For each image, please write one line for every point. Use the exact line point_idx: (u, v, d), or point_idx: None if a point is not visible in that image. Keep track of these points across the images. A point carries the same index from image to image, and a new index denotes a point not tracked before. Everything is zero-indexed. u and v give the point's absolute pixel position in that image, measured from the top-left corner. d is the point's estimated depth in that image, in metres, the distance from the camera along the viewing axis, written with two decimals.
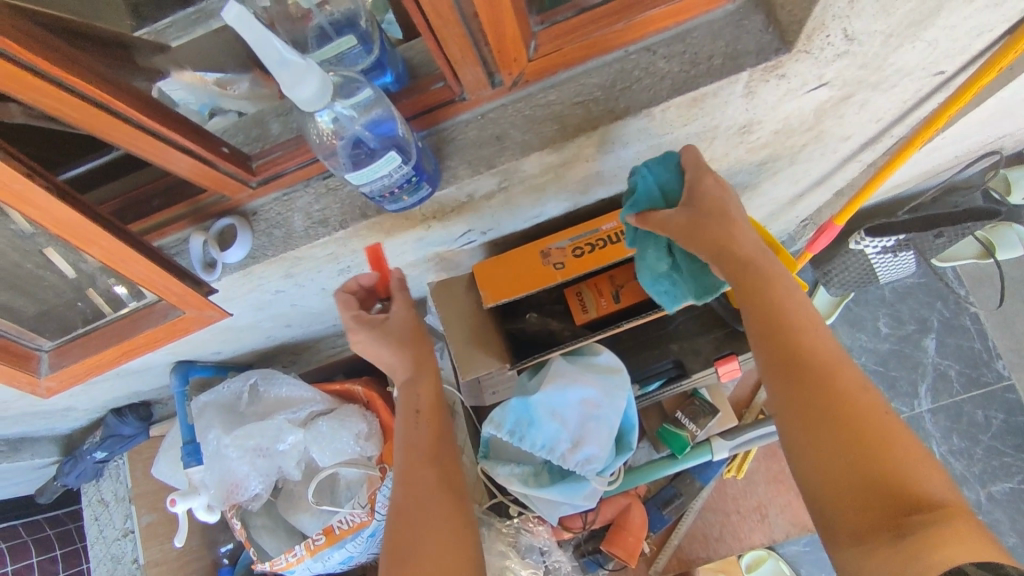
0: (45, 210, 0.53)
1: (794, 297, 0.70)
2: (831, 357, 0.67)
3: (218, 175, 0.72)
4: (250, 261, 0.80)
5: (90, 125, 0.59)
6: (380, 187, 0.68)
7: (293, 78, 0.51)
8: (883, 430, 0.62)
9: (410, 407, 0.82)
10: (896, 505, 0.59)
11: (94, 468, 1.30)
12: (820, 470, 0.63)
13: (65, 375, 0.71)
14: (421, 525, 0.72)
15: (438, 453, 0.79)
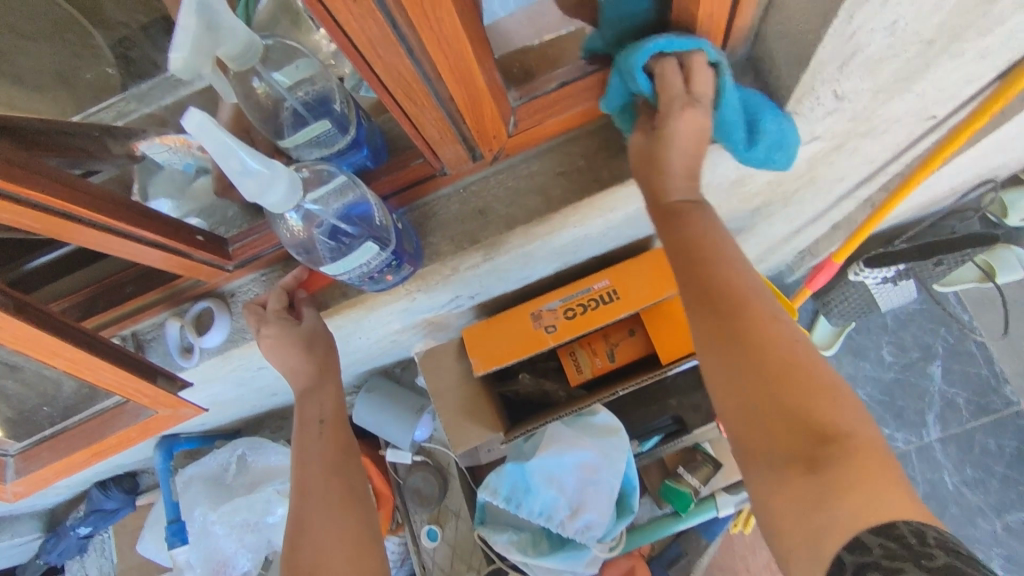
0: (1, 329, 0.50)
1: (734, 256, 0.60)
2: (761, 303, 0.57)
3: (192, 265, 0.70)
4: (228, 345, 0.77)
5: (51, 231, 0.56)
6: (359, 274, 0.65)
7: (259, 186, 0.49)
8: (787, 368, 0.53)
9: (312, 419, 0.71)
10: (804, 427, 0.51)
11: (77, 544, 1.25)
12: (729, 415, 0.55)
13: (33, 481, 0.68)
14: (331, 549, 0.63)
15: (349, 473, 0.69)
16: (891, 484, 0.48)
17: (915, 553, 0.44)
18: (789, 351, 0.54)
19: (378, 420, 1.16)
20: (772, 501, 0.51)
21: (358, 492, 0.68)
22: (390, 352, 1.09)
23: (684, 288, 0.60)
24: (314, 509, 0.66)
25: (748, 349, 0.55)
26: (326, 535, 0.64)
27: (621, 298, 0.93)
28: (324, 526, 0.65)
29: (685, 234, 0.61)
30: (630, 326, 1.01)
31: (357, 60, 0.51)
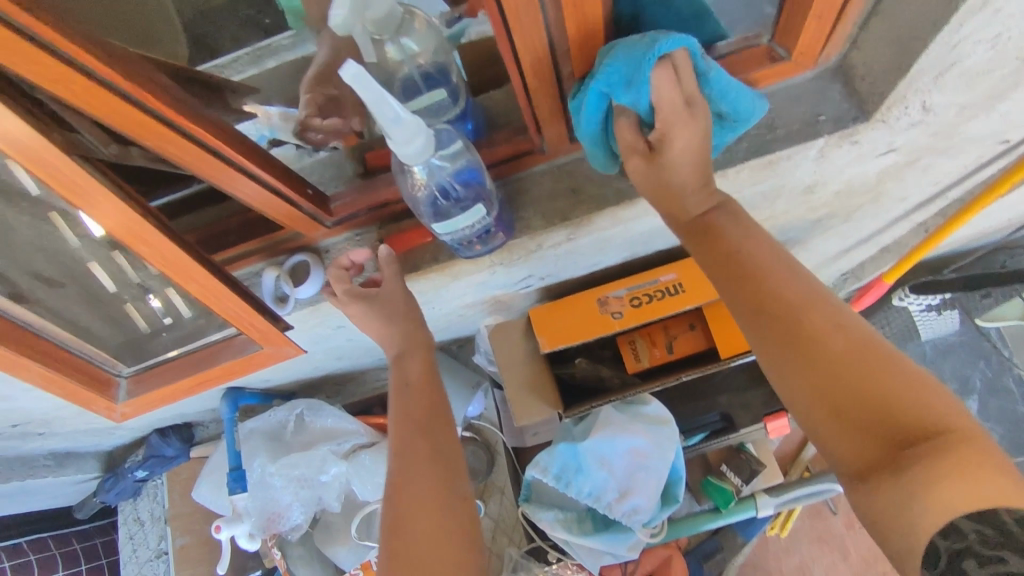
0: (154, 247, 0.56)
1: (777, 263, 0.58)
2: (796, 286, 0.56)
3: (301, 216, 0.74)
4: (320, 298, 0.82)
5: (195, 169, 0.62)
6: (461, 237, 0.70)
7: (404, 135, 0.54)
8: (847, 356, 0.52)
9: (399, 379, 0.74)
10: (892, 423, 0.49)
11: (133, 487, 1.31)
12: (805, 410, 0.53)
13: (141, 402, 0.73)
14: (423, 503, 0.64)
15: (435, 431, 0.70)
16: (999, 481, 0.45)
17: (1015, 541, 0.43)
18: (846, 349, 0.52)
19: None
20: (866, 503, 0.49)
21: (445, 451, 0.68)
22: (452, 327, 1.13)
23: (731, 295, 0.59)
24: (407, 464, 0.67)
25: (804, 352, 0.53)
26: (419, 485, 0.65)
27: (687, 291, 0.96)
28: (415, 482, 0.65)
29: (716, 228, 0.61)
30: (689, 321, 1.04)
31: (500, 34, 0.56)
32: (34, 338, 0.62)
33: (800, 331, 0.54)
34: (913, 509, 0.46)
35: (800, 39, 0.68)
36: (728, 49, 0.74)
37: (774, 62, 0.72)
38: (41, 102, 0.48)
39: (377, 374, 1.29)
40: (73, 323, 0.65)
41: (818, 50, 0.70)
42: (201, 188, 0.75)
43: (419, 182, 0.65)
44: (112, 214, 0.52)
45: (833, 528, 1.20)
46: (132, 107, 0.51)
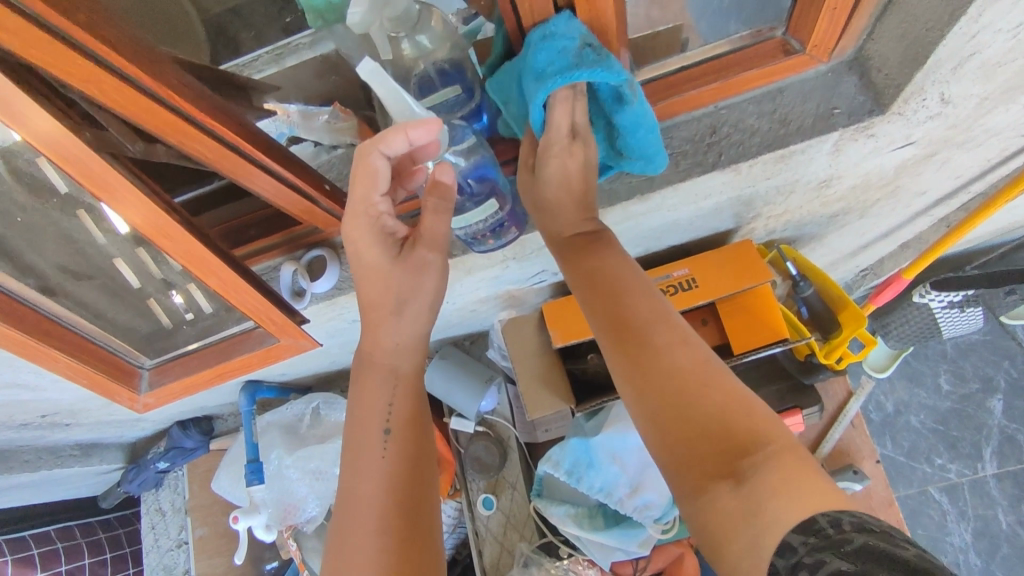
0: (178, 241, 0.58)
1: (634, 287, 0.68)
2: (651, 306, 0.66)
3: (317, 210, 0.75)
4: (335, 292, 0.83)
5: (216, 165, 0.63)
6: (473, 232, 0.71)
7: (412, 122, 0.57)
8: (694, 379, 0.60)
9: (379, 413, 0.66)
10: (726, 439, 0.57)
11: (155, 478, 1.34)
12: (661, 434, 0.60)
13: (163, 393, 0.75)
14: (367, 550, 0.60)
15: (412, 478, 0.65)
16: (812, 478, 0.52)
17: (834, 541, 0.47)
18: (702, 371, 0.61)
19: (448, 387, 1.18)
20: (704, 514, 0.55)
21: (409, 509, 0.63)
22: (465, 322, 1.13)
23: (603, 328, 0.67)
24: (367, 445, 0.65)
25: (659, 376, 0.62)
26: (368, 559, 0.60)
27: (700, 286, 0.96)
28: (361, 525, 0.62)
29: (599, 268, 0.70)
30: (703, 316, 1.04)
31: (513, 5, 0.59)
32: (59, 329, 0.64)
33: (656, 358, 0.63)
34: (754, 518, 0.52)
35: (815, 31, 0.68)
36: (741, 44, 0.74)
37: (789, 55, 0.72)
38: (71, 100, 0.50)
39: None
40: (97, 314, 0.67)
41: (833, 43, 0.70)
42: (220, 186, 0.77)
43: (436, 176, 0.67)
44: (136, 208, 0.54)
45: None
46: (155, 104, 0.52)
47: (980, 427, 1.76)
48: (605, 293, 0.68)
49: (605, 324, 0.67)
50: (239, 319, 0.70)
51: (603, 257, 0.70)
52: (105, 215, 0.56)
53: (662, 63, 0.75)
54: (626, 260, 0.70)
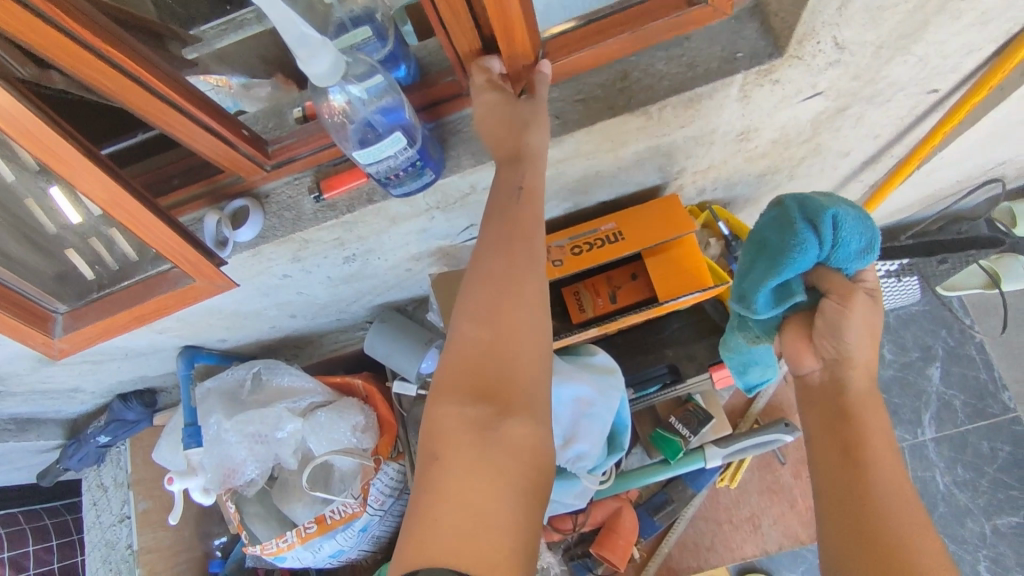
0: (74, 168, 0.57)
1: (873, 410, 0.75)
2: (886, 461, 0.72)
3: (236, 156, 0.76)
4: (259, 241, 0.83)
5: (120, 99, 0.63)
6: (386, 170, 0.71)
7: (309, 53, 0.56)
8: (906, 548, 0.66)
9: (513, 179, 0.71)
10: None
11: (96, 453, 1.32)
12: None
13: (77, 338, 0.74)
14: (491, 292, 0.69)
15: (526, 238, 0.70)
16: None
17: None
18: (915, 549, 0.66)
19: (389, 349, 1.19)
20: None
21: (524, 271, 0.69)
22: (404, 283, 1.15)
23: (824, 455, 0.74)
24: (493, 239, 0.70)
25: (865, 533, 0.68)
26: (484, 302, 0.69)
27: (626, 238, 1.00)
28: (488, 275, 0.69)
29: (857, 413, 0.74)
30: (632, 271, 1.07)
31: None
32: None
33: (866, 514, 0.69)
34: None
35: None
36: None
37: (694, 5, 0.75)
38: None
39: (336, 337, 1.31)
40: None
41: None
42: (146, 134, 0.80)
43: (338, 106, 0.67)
44: (30, 135, 0.54)
45: (780, 477, 1.21)
46: (44, 26, 0.52)
47: (920, 394, 1.83)
48: (841, 434, 0.74)
49: (830, 463, 0.74)
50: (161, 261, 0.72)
51: (866, 407, 0.74)
52: (55, 203, 0.66)
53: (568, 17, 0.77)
54: (880, 415, 0.74)
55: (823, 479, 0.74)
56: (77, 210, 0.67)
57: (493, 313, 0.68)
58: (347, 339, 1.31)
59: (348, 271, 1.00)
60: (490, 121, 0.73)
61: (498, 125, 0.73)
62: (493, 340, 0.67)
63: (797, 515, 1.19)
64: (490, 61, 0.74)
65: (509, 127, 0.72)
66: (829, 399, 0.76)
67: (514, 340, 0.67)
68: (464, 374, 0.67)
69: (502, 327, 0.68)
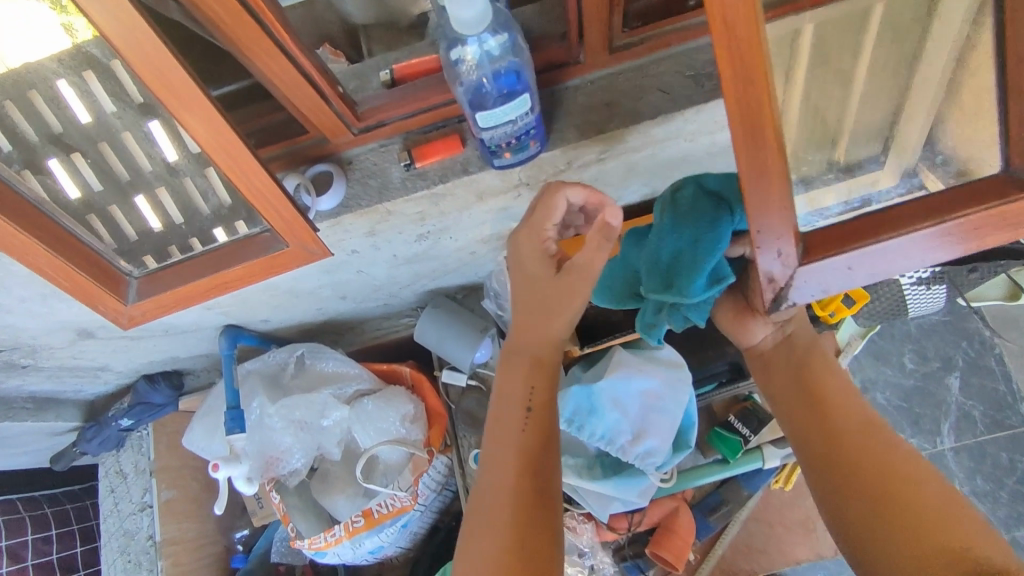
0: (166, 74, 0.49)
1: (823, 361, 0.76)
2: (839, 389, 0.73)
3: (329, 114, 0.70)
4: (341, 211, 0.78)
5: (208, 14, 0.55)
6: (500, 135, 0.67)
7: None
8: (899, 468, 0.65)
9: (519, 400, 0.72)
10: (924, 525, 0.60)
11: (117, 437, 1.24)
12: (843, 520, 0.65)
13: (152, 305, 0.68)
14: (501, 513, 0.66)
15: (535, 466, 0.69)
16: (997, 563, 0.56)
17: None
18: (894, 459, 0.66)
19: (441, 335, 1.14)
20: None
21: (537, 496, 0.67)
22: (462, 267, 1.09)
23: (788, 414, 0.74)
24: (494, 461, 0.70)
25: (840, 460, 0.67)
26: (500, 513, 0.66)
27: None
28: (495, 489, 0.68)
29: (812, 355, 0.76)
30: None
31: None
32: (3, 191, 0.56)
33: (838, 441, 0.68)
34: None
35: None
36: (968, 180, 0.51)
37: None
38: None
39: (378, 322, 1.25)
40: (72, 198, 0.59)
41: None
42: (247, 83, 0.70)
43: (469, 61, 0.63)
44: (155, 67, 0.48)
45: None
46: None
47: (940, 404, 1.51)
48: (797, 372, 0.75)
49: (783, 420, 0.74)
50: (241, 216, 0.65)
51: (818, 352, 0.76)
52: (65, 100, 0.53)
53: (826, 183, 0.54)
54: (822, 353, 0.76)
55: (789, 422, 0.74)
56: (77, 185, 0.58)
57: (496, 539, 0.65)
58: (390, 327, 1.26)
59: (416, 250, 0.95)
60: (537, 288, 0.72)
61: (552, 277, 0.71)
62: (505, 570, 0.63)
63: None
64: (563, 191, 0.68)
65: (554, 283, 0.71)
66: (777, 346, 0.77)
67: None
68: None
69: (506, 546, 0.64)
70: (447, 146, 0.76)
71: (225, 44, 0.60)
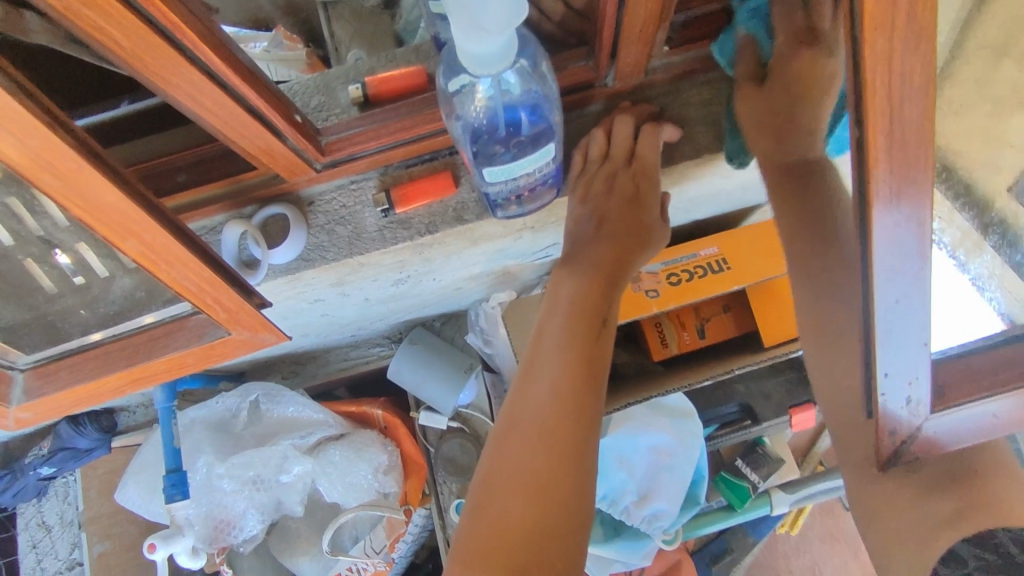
0: (24, 141, 0.32)
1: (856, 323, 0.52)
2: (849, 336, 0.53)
3: (283, 152, 0.54)
4: (300, 265, 0.61)
5: (107, 43, 0.38)
6: (510, 190, 0.53)
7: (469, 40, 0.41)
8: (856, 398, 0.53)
9: (595, 309, 0.57)
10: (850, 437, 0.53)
11: (36, 486, 1.06)
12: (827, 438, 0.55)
13: (46, 405, 0.51)
14: (543, 419, 0.51)
15: (596, 389, 0.53)
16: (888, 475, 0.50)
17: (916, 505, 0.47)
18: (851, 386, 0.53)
19: (418, 376, 0.99)
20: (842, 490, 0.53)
21: (587, 412, 0.52)
22: (444, 300, 0.95)
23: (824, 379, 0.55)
24: (547, 369, 0.53)
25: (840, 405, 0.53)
26: (533, 410, 0.51)
27: (732, 268, 0.82)
28: (534, 386, 0.53)
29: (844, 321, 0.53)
30: (724, 302, 0.90)
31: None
32: None
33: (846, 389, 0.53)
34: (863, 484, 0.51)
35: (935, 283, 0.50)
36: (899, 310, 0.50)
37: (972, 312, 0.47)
38: None
39: (344, 351, 1.10)
40: None
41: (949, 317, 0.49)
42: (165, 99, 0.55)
43: (480, 101, 0.49)
44: (14, 138, 0.32)
45: (846, 525, 1.10)
46: None
47: None
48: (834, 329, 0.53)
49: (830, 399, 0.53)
50: (76, 239, 0.42)
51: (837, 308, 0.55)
52: None
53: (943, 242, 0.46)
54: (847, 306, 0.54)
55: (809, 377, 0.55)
56: None
57: (530, 446, 0.50)
58: (358, 357, 1.11)
59: (391, 293, 0.79)
60: (614, 197, 0.61)
61: (628, 203, 0.60)
62: (537, 488, 0.48)
63: (864, 569, 1.08)
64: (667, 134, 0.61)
65: (639, 202, 0.61)
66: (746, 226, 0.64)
67: (564, 503, 0.48)
68: (492, 541, 0.46)
69: (541, 458, 0.49)
70: (437, 189, 0.61)
71: (128, 71, 0.42)
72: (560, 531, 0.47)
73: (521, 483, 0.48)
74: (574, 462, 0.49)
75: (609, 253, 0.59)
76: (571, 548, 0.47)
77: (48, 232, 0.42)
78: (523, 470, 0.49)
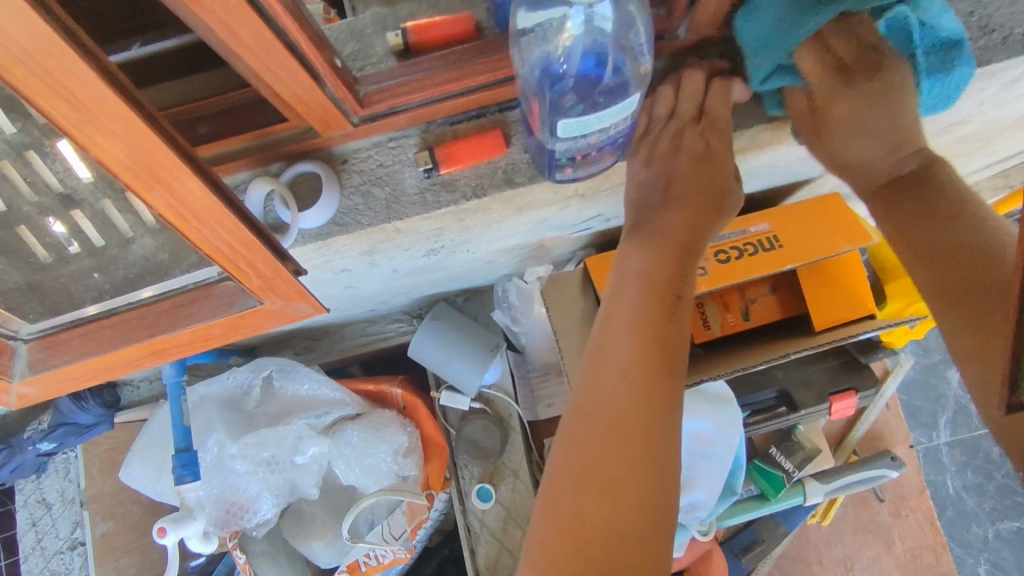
0: (38, 61, 0.26)
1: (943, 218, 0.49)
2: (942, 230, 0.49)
3: (323, 101, 0.48)
4: (331, 230, 0.55)
5: None
6: (579, 150, 0.48)
7: None
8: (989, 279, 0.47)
9: (667, 284, 0.51)
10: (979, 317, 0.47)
11: (35, 462, 1.01)
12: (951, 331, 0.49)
13: (53, 379, 0.46)
14: (613, 411, 0.46)
15: (670, 376, 0.48)
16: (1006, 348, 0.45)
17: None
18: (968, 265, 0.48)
19: (440, 354, 0.94)
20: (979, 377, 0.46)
21: (661, 404, 0.47)
22: (471, 275, 0.89)
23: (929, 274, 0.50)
24: (615, 353, 0.48)
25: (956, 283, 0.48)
26: (599, 403, 0.46)
27: (785, 245, 0.77)
28: (601, 374, 0.47)
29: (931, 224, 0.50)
30: (770, 283, 0.85)
31: None
32: None
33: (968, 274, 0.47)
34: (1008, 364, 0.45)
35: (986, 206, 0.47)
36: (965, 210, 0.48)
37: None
38: None
39: (361, 327, 1.05)
40: None
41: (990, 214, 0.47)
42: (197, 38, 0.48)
43: (567, 38, 0.46)
44: (26, 57, 0.26)
45: (879, 516, 1.07)
46: None
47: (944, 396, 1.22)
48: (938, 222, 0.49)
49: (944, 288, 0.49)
50: (100, 194, 0.37)
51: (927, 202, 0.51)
52: None
53: None
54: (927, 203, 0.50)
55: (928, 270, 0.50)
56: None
57: (599, 443, 0.45)
58: (376, 333, 1.05)
59: (421, 264, 0.73)
60: (681, 159, 0.55)
61: (699, 161, 0.55)
62: (608, 490, 0.44)
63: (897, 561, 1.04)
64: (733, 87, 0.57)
65: (711, 160, 0.55)
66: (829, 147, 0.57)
67: (639, 503, 0.44)
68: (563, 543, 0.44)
69: (611, 456, 0.45)
70: (486, 149, 0.55)
71: None
72: (635, 534, 0.44)
73: (590, 483, 0.44)
74: (648, 460, 0.45)
75: (681, 221, 0.53)
76: (648, 551, 0.44)
77: (67, 180, 0.36)
78: (592, 468, 0.45)
